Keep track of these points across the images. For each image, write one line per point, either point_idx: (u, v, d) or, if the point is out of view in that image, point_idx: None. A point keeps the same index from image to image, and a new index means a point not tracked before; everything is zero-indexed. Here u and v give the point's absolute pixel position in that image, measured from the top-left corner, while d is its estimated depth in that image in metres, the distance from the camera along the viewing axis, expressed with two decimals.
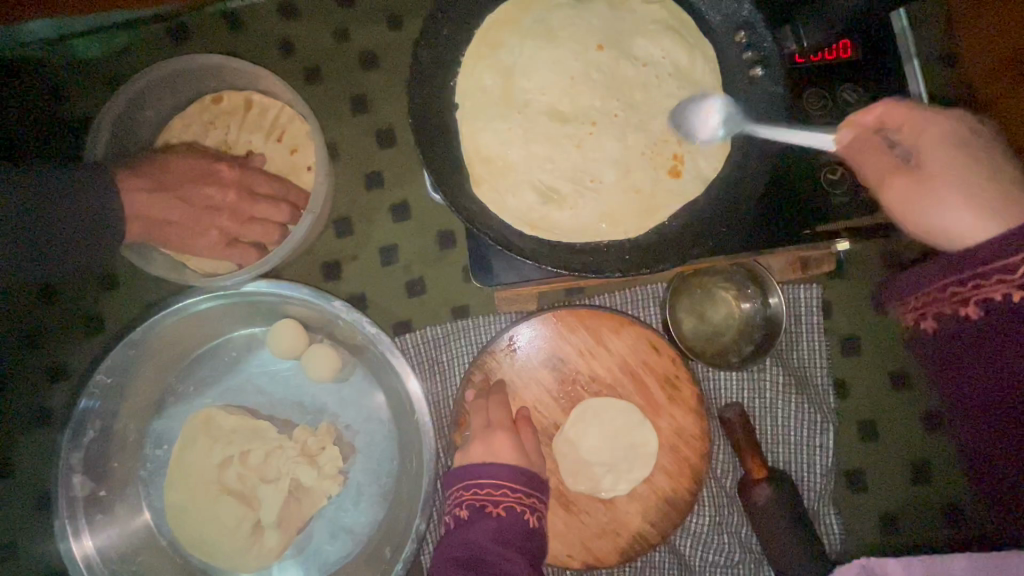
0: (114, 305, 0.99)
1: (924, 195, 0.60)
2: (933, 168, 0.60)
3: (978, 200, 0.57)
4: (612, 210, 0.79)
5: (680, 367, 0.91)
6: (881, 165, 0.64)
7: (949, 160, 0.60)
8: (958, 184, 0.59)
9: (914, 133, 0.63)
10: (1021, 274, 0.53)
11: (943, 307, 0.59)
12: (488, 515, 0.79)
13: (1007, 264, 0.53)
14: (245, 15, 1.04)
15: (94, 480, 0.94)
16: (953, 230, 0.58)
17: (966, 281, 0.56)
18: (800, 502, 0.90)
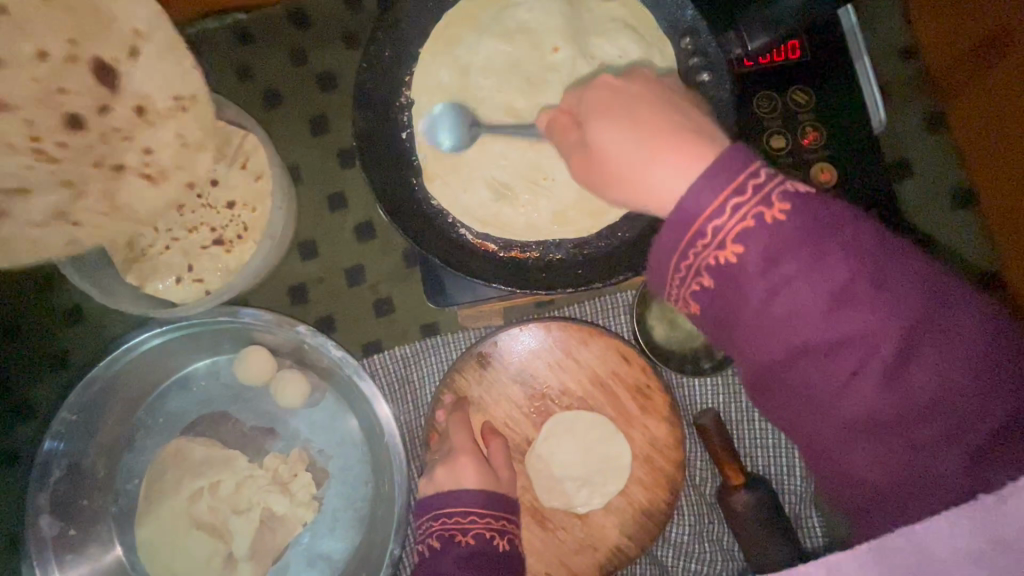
0: (78, 340, 0.98)
1: (635, 161, 0.52)
2: (604, 134, 0.54)
3: (653, 142, 0.51)
4: (573, 217, 0.80)
5: (650, 376, 0.90)
6: (572, 136, 0.60)
7: (605, 127, 0.55)
8: (628, 125, 0.53)
9: (602, 91, 0.58)
10: (715, 236, 0.47)
11: (690, 286, 0.50)
12: (457, 543, 0.77)
13: (702, 219, 0.47)
14: (199, 42, 1.03)
15: (63, 519, 0.93)
16: (661, 190, 0.50)
17: (685, 255, 0.49)
18: (778, 506, 0.89)
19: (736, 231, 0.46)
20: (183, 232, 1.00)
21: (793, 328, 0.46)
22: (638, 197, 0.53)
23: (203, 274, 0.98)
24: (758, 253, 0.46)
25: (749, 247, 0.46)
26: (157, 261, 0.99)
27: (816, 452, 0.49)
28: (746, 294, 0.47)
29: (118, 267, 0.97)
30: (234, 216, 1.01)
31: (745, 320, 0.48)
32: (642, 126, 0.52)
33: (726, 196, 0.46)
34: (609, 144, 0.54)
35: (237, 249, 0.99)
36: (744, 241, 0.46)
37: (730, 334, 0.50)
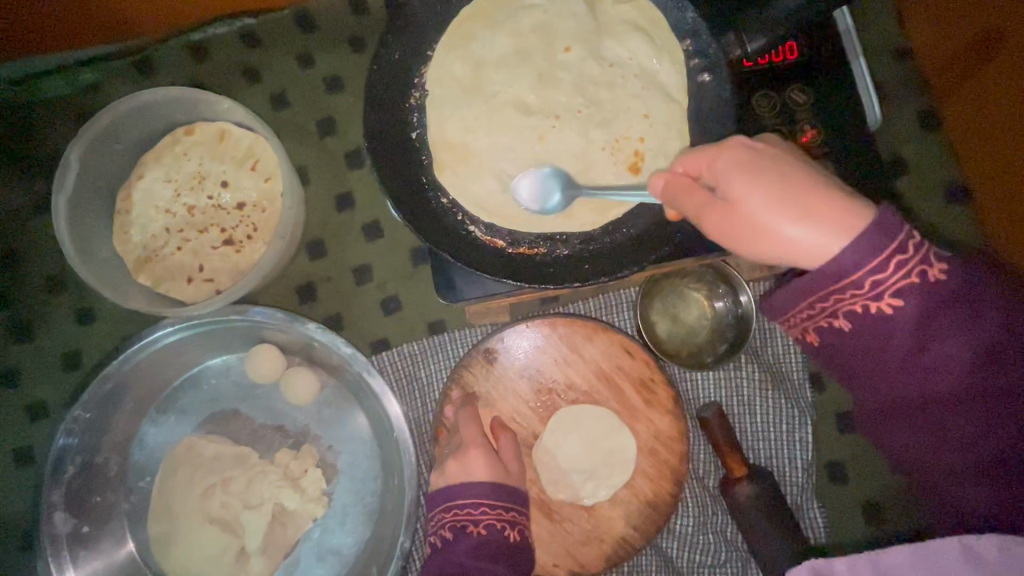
0: (91, 340, 0.99)
1: (743, 212, 0.57)
2: (738, 190, 0.58)
3: (804, 204, 0.55)
4: (580, 210, 0.81)
5: (654, 370, 0.92)
6: (694, 200, 0.62)
7: (749, 182, 0.57)
8: (767, 203, 0.56)
9: (720, 167, 0.60)
10: (868, 287, 0.54)
11: (819, 320, 0.59)
12: (469, 534, 0.80)
13: (854, 280, 0.54)
14: (208, 45, 1.05)
15: (77, 516, 0.94)
16: (804, 251, 0.55)
17: (820, 297, 0.56)
18: (780, 496, 0.91)
19: (893, 288, 0.54)
20: (194, 233, 1.00)
21: (927, 380, 0.57)
22: (785, 254, 0.57)
23: (213, 275, 0.99)
24: (913, 307, 0.54)
25: (898, 307, 0.54)
26: (167, 262, 0.99)
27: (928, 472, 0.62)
28: (886, 346, 0.57)
29: (131, 268, 0.99)
30: (244, 217, 1.00)
31: (872, 363, 0.58)
32: (789, 189, 0.56)
33: (891, 262, 0.53)
34: (753, 211, 0.57)
35: (247, 249, 0.99)
36: (899, 298, 0.54)
37: (843, 365, 0.61)
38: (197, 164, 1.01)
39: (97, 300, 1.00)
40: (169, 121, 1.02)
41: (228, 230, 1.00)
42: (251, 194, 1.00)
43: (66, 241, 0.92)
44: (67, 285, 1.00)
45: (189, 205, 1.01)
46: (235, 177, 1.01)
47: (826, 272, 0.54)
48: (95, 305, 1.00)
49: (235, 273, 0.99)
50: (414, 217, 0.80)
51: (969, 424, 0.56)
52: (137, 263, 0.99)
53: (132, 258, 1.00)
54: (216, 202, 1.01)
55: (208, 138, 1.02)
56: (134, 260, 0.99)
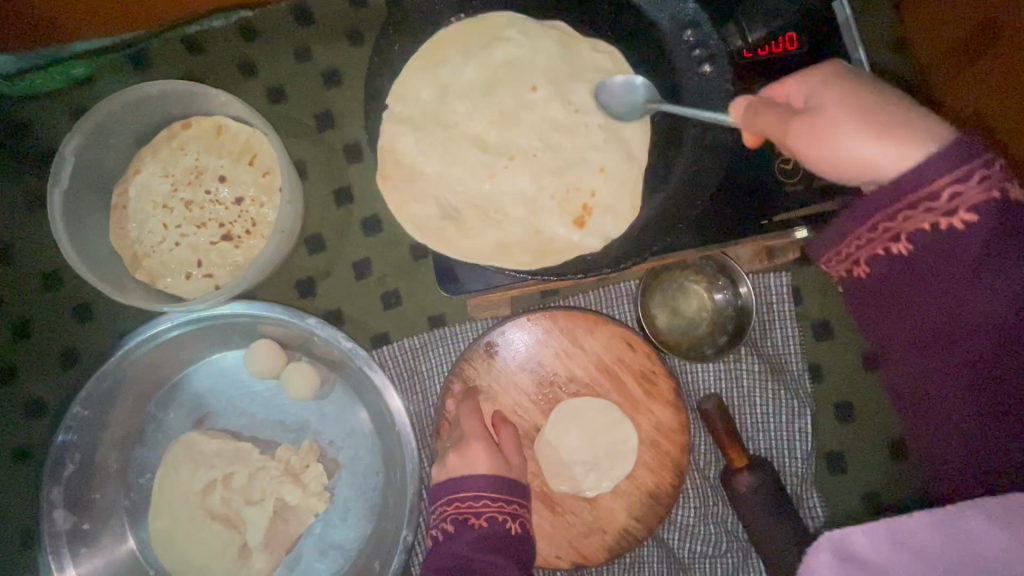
0: (88, 337, 0.99)
1: (822, 123, 0.59)
2: (824, 105, 0.59)
3: (874, 125, 0.57)
4: (580, 213, 0.78)
5: (655, 362, 0.92)
6: (772, 116, 0.62)
7: (843, 98, 0.59)
8: (848, 118, 0.58)
9: (811, 84, 0.62)
10: (945, 200, 0.53)
11: (878, 245, 0.58)
12: (471, 526, 0.81)
13: (932, 188, 0.53)
14: (204, 38, 1.04)
15: (77, 513, 0.93)
16: (874, 162, 0.57)
17: (893, 212, 0.56)
18: (780, 486, 0.91)
19: (970, 203, 0.53)
20: (192, 228, 0.99)
21: (963, 306, 0.56)
22: (848, 168, 0.58)
23: (211, 270, 0.98)
24: (978, 230, 0.53)
25: (968, 227, 0.54)
26: (165, 257, 0.98)
27: (922, 405, 0.62)
28: (932, 272, 0.56)
29: (129, 264, 0.98)
30: (242, 211, 1.00)
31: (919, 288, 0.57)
32: (880, 120, 0.57)
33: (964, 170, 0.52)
34: (834, 127, 0.58)
35: (245, 245, 0.99)
36: (973, 215, 0.53)
37: (885, 299, 0.61)
38: (195, 159, 1.01)
39: (95, 297, 1.00)
40: (166, 115, 1.01)
41: (227, 225, 1.00)
42: (249, 189, 1.00)
43: (63, 237, 0.91)
44: (63, 282, 0.99)
45: (186, 200, 1.00)
46: (233, 172, 1.00)
47: (916, 173, 0.54)
48: (92, 302, 0.99)
49: (234, 268, 0.98)
50: (411, 220, 0.78)
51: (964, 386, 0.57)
52: (135, 259, 0.98)
53: (130, 254, 0.99)
54: (214, 197, 1.00)
55: (206, 133, 1.01)
56: (132, 256, 0.99)
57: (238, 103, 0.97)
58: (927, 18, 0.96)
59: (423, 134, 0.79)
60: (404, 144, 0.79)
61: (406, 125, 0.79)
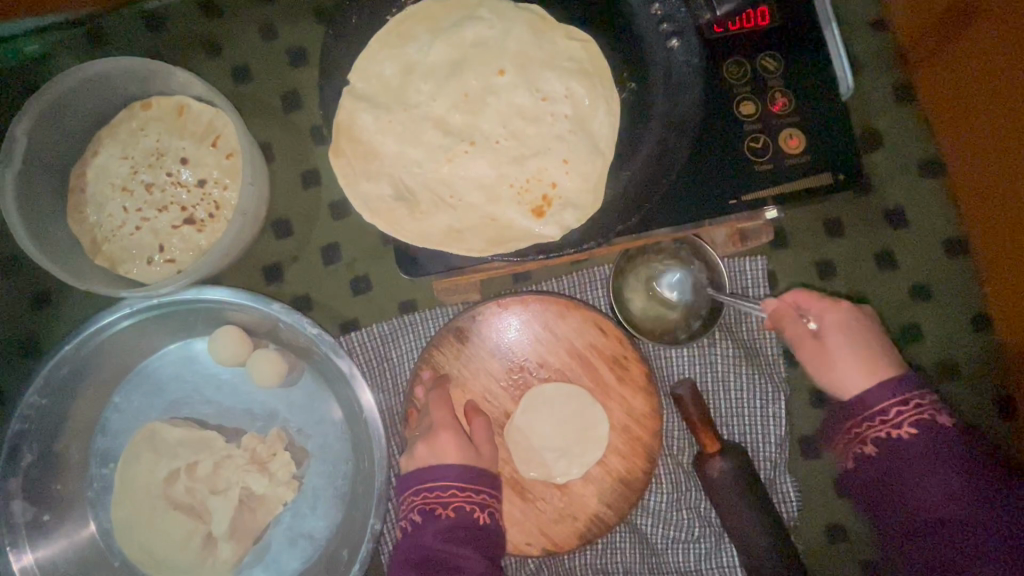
0: (46, 323, 0.96)
1: (827, 346, 0.85)
2: (830, 346, 0.85)
3: (867, 364, 0.83)
4: (540, 204, 0.75)
5: (627, 347, 0.91)
6: (796, 322, 0.87)
7: (840, 343, 0.84)
8: (846, 348, 0.84)
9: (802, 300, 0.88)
10: (895, 418, 0.77)
11: (876, 429, 0.78)
12: (437, 517, 0.78)
13: (884, 409, 0.78)
14: (165, 15, 1.01)
15: (36, 504, 0.91)
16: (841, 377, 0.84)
17: (879, 417, 0.78)
18: (753, 472, 0.90)
19: (910, 419, 0.76)
20: (154, 211, 0.97)
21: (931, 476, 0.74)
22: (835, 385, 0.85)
23: (173, 255, 0.96)
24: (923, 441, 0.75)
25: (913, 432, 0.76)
26: (125, 241, 0.96)
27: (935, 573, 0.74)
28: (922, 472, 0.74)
29: (87, 249, 0.95)
30: (204, 194, 0.97)
31: (915, 474, 0.75)
32: (856, 345, 0.84)
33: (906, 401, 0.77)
34: (836, 360, 0.84)
35: (208, 229, 0.96)
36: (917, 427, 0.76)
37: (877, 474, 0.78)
38: (155, 140, 0.98)
39: (52, 282, 0.97)
40: (125, 94, 0.98)
41: (189, 208, 0.97)
42: (212, 171, 0.97)
43: (15, 221, 0.88)
44: (19, 268, 0.96)
45: (147, 182, 0.97)
46: (195, 154, 0.97)
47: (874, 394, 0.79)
48: (49, 287, 0.96)
49: (196, 253, 0.95)
50: (363, 201, 0.74)
51: (958, 480, 0.73)
52: (93, 244, 0.96)
53: (88, 238, 0.96)
54: (175, 179, 0.97)
55: (166, 113, 0.98)
56: (91, 241, 0.96)
57: (198, 81, 0.93)
58: None
59: (383, 110, 0.76)
60: (362, 120, 0.75)
61: (365, 100, 0.76)
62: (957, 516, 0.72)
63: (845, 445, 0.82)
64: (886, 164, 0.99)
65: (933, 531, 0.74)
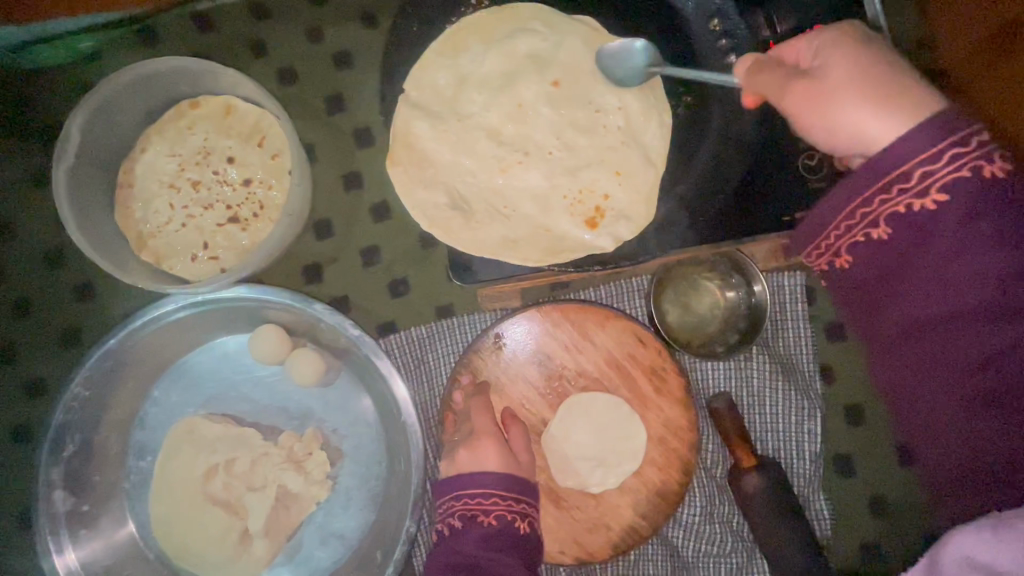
0: (91, 316, 0.97)
1: (825, 88, 0.59)
2: (835, 74, 0.59)
3: (877, 93, 0.57)
4: (592, 215, 0.77)
5: (666, 359, 0.91)
6: (778, 77, 0.62)
7: (843, 71, 0.58)
8: (854, 88, 0.58)
9: (819, 43, 0.61)
10: (918, 180, 0.54)
11: (878, 215, 0.56)
12: (479, 523, 0.80)
13: (905, 168, 0.53)
14: (215, 16, 1.02)
15: (76, 495, 0.92)
16: (879, 134, 0.57)
17: (864, 206, 0.56)
18: (788, 487, 0.90)
19: (943, 181, 0.53)
20: (199, 209, 0.98)
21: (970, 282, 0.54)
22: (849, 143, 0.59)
23: (216, 253, 0.97)
24: (958, 207, 0.53)
25: (943, 203, 0.54)
26: (170, 238, 0.97)
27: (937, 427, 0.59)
28: (923, 249, 0.55)
29: (133, 244, 0.97)
30: (250, 194, 0.98)
31: (899, 273, 0.57)
32: (872, 85, 0.57)
33: (935, 150, 0.53)
34: (830, 96, 0.59)
35: (251, 228, 0.97)
36: (946, 193, 0.53)
37: (865, 267, 0.59)
38: (203, 139, 0.99)
39: (98, 277, 0.98)
40: (174, 92, 0.99)
41: (234, 207, 0.98)
42: (257, 170, 0.98)
43: (68, 214, 0.89)
44: (65, 261, 0.98)
45: (193, 180, 0.98)
46: (242, 153, 0.98)
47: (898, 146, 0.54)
48: (94, 281, 0.98)
49: (239, 252, 0.97)
50: (419, 208, 0.76)
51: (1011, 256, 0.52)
52: (139, 239, 0.97)
53: (134, 234, 0.97)
54: (221, 178, 0.98)
55: (214, 112, 1.00)
56: (137, 236, 0.97)
57: (248, 82, 0.94)
58: None
59: (438, 119, 0.77)
60: (418, 128, 0.77)
61: (421, 109, 0.77)
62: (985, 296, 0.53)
63: (828, 245, 0.61)
64: None
65: (920, 330, 0.57)
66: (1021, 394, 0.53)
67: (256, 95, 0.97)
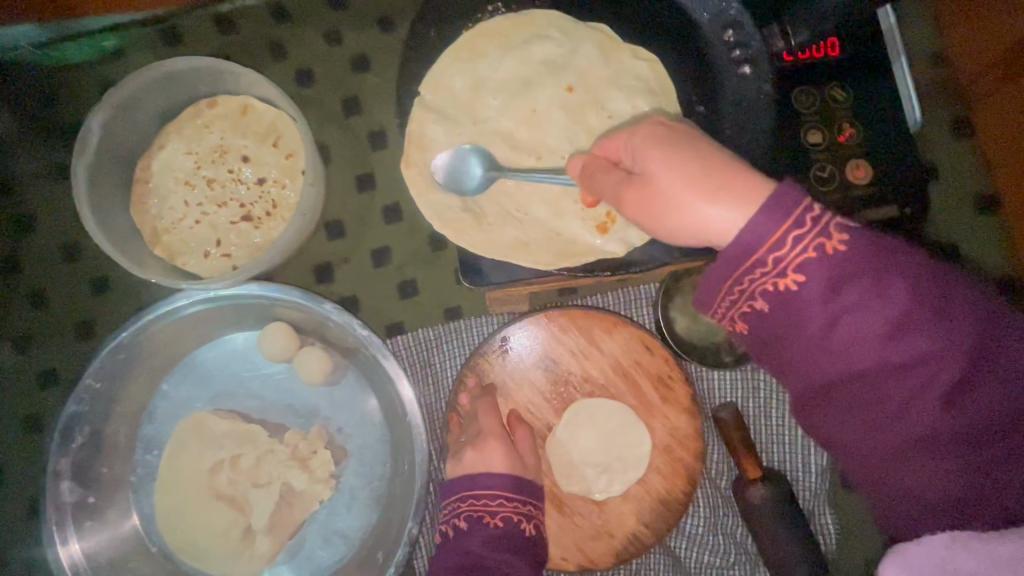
0: (104, 310, 0.99)
1: (656, 189, 0.61)
2: (654, 171, 0.61)
3: (707, 185, 0.58)
4: (604, 220, 0.77)
5: (673, 367, 0.91)
6: (614, 181, 0.65)
7: (661, 158, 0.61)
8: (679, 179, 0.59)
9: (634, 147, 0.64)
10: (776, 262, 0.55)
11: (763, 294, 0.57)
12: (486, 524, 0.80)
13: (763, 250, 0.55)
14: (236, 18, 1.04)
15: (83, 486, 0.93)
16: (717, 230, 0.58)
17: (741, 285, 0.57)
18: (793, 500, 0.89)
19: (794, 262, 0.54)
20: (214, 207, 0.99)
21: (846, 343, 0.54)
22: (699, 235, 0.60)
23: (229, 250, 0.98)
24: (817, 280, 0.54)
25: (806, 276, 0.54)
26: (184, 234, 0.98)
27: (873, 466, 0.57)
28: (803, 320, 0.56)
29: (147, 239, 0.98)
30: (264, 193, 0.99)
31: (791, 342, 0.57)
32: (693, 168, 0.59)
33: (798, 217, 0.54)
34: (656, 180, 0.61)
35: (264, 226, 0.98)
36: (803, 270, 0.54)
37: (774, 342, 0.59)
38: (219, 138, 1.00)
39: (112, 271, 0.99)
40: (193, 91, 1.01)
41: (247, 205, 0.99)
42: (272, 170, 0.99)
43: (86, 209, 0.91)
44: (81, 255, 0.99)
45: (209, 178, 0.99)
46: (257, 152, 1.00)
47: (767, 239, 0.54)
48: (108, 275, 0.99)
49: (252, 249, 0.98)
50: (432, 208, 0.77)
51: (916, 308, 0.53)
52: (154, 234, 0.98)
53: (149, 229, 0.99)
54: (236, 176, 1.00)
55: (232, 112, 1.01)
56: (152, 231, 0.98)
57: (266, 83, 0.96)
58: (969, 29, 0.94)
59: (453, 123, 0.78)
60: (433, 132, 0.78)
61: (436, 112, 0.78)
62: (870, 357, 0.53)
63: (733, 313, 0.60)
64: (942, 199, 0.99)
65: (827, 390, 0.57)
66: (984, 442, 0.51)
67: (274, 96, 0.98)
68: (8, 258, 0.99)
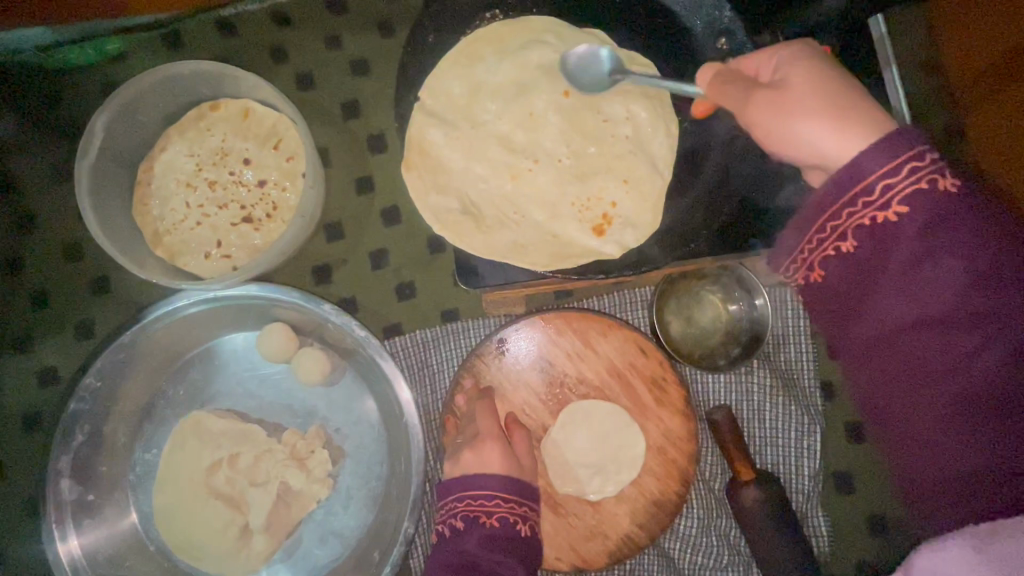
0: (105, 309, 1.00)
1: (785, 105, 0.62)
2: (795, 82, 0.62)
3: (834, 109, 0.60)
4: (600, 221, 0.78)
5: (667, 370, 0.92)
6: (739, 85, 0.66)
7: (805, 72, 0.63)
8: (811, 100, 0.61)
9: (784, 60, 0.65)
10: (881, 195, 0.57)
11: (832, 240, 0.61)
12: (481, 524, 0.81)
13: (865, 182, 0.57)
14: (238, 22, 1.05)
15: (82, 484, 0.94)
16: (822, 149, 0.60)
17: (824, 221, 0.60)
18: (786, 502, 0.90)
19: (903, 196, 0.56)
20: (215, 208, 1.00)
21: (925, 295, 0.56)
22: (809, 154, 0.62)
23: (229, 251, 0.99)
24: (916, 220, 0.56)
25: (908, 215, 0.56)
26: (185, 235, 0.99)
27: (894, 419, 0.62)
28: (892, 261, 0.57)
29: (149, 240, 0.99)
30: (264, 195, 1.00)
31: (874, 286, 0.59)
32: (833, 96, 0.61)
33: (895, 162, 0.55)
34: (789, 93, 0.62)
35: (264, 228, 0.99)
36: (906, 205, 0.56)
37: (842, 286, 0.62)
38: (221, 140, 1.02)
39: (113, 271, 1.00)
40: (195, 94, 1.02)
41: (248, 207, 1.00)
42: (272, 172, 1.00)
43: (88, 210, 0.92)
44: (82, 255, 1.00)
45: (210, 180, 1.01)
46: (258, 155, 1.01)
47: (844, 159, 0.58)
48: (110, 275, 1.00)
49: (251, 251, 0.99)
50: (430, 211, 0.78)
51: (952, 261, 0.55)
52: (155, 235, 0.99)
53: (150, 230, 1.00)
54: (237, 178, 1.01)
55: (233, 115, 1.02)
56: (153, 232, 0.99)
57: (268, 86, 0.97)
58: (960, 38, 0.95)
59: (451, 127, 0.79)
60: (432, 136, 0.79)
61: (434, 117, 0.79)
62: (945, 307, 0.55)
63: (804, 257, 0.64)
64: None
65: (889, 341, 0.59)
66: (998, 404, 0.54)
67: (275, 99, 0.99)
68: (9, 258, 1.00)
